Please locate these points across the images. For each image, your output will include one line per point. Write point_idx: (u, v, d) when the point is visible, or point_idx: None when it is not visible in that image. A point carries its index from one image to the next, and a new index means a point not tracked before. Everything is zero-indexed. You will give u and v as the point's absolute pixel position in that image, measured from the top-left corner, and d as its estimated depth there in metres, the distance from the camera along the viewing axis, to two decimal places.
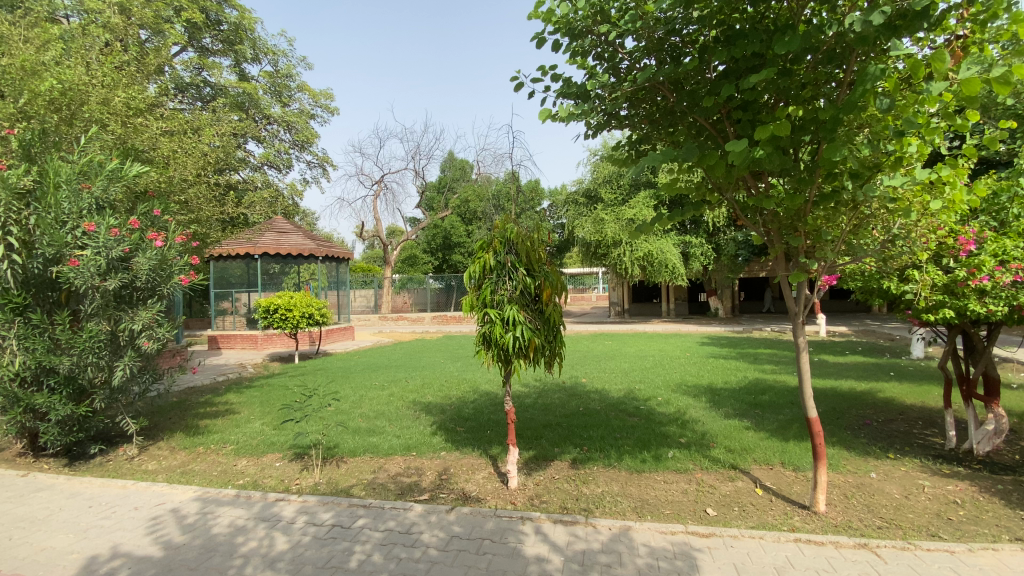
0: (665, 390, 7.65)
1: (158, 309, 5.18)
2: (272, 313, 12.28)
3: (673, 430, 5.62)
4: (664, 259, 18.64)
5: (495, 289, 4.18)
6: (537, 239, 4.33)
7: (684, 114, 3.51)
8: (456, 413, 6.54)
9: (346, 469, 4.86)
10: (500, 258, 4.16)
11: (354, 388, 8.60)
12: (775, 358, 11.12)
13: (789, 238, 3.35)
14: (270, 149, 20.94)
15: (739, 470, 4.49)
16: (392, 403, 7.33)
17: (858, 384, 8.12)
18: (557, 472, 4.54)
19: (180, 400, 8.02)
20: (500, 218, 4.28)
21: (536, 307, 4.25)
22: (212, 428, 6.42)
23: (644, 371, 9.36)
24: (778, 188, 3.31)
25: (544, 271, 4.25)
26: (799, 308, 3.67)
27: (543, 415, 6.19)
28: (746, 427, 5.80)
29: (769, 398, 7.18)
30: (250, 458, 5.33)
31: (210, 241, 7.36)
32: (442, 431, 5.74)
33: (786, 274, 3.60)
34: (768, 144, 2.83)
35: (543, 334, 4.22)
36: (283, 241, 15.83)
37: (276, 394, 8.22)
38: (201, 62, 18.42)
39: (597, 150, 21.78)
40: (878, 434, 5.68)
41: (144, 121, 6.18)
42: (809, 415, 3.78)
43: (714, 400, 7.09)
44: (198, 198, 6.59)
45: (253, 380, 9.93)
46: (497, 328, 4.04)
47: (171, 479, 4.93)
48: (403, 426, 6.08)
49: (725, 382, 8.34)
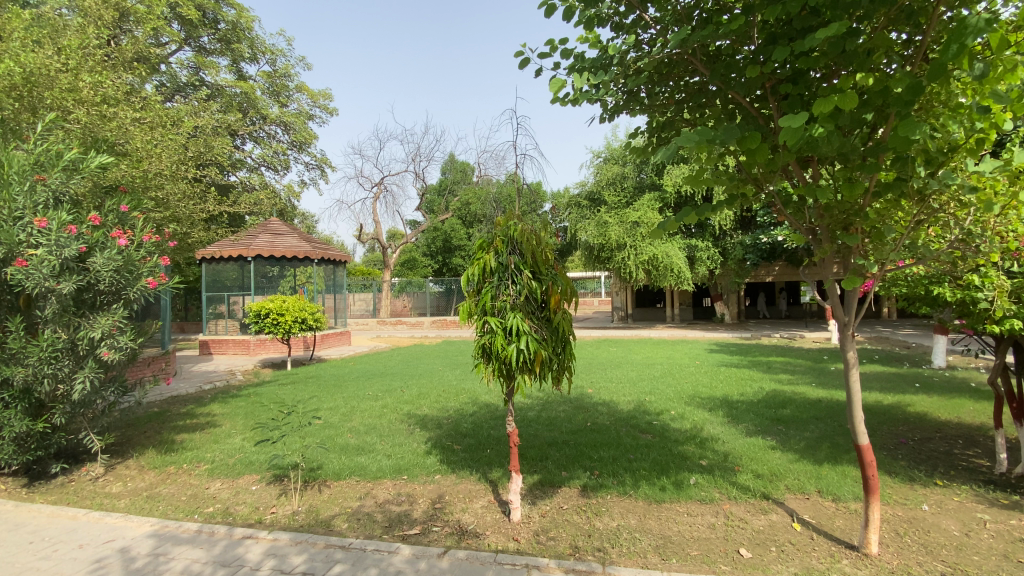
0: (678, 403, 7.14)
1: (121, 315, 4.65)
2: (263, 318, 11.78)
3: (691, 450, 5.10)
4: (669, 263, 18.16)
5: (497, 295, 3.68)
6: (544, 238, 3.81)
7: (718, 92, 3.03)
8: (453, 429, 6.03)
9: (329, 495, 4.36)
10: (502, 259, 3.67)
11: (346, 398, 8.10)
12: (790, 366, 10.61)
13: (842, 236, 2.85)
14: (268, 150, 20.54)
15: (771, 500, 3.96)
16: (384, 417, 6.81)
17: (884, 396, 7.58)
18: (565, 501, 4.02)
19: (159, 412, 7.54)
20: (502, 214, 3.79)
21: (543, 315, 3.76)
22: (187, 443, 5.91)
23: (653, 381, 8.83)
24: (830, 177, 2.83)
25: (552, 275, 3.77)
26: (849, 316, 3.15)
27: (548, 432, 5.67)
28: (772, 446, 5.29)
29: (791, 413, 6.67)
30: (225, 480, 4.82)
31: (188, 243, 6.87)
32: (437, 450, 5.23)
33: (835, 280, 3.09)
34: (829, 120, 2.35)
35: (550, 346, 3.72)
36: (278, 242, 15.35)
37: (262, 405, 7.70)
38: (198, 61, 18.00)
39: (599, 152, 21.35)
40: (918, 456, 5.15)
41: (113, 110, 5.72)
42: (859, 442, 3.27)
43: (732, 415, 6.58)
44: (174, 194, 6.11)
45: (241, 389, 9.44)
46: (498, 338, 3.52)
47: (134, 506, 4.42)
48: (395, 443, 5.58)
49: (742, 394, 7.81)
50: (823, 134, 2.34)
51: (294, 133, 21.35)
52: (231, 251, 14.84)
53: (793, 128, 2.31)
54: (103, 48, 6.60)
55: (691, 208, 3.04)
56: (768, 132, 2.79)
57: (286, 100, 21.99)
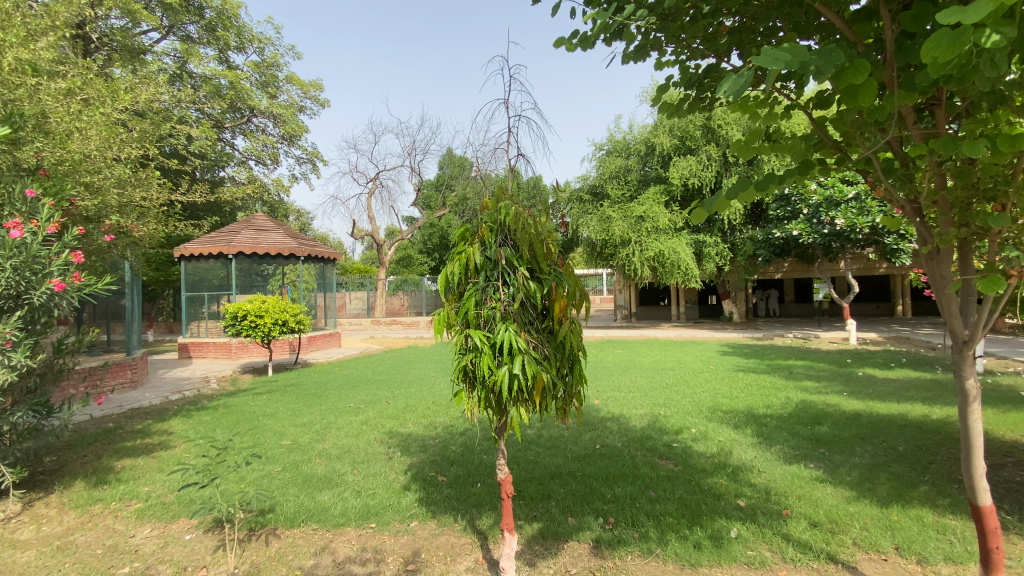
0: (697, 418, 6.27)
1: (16, 324, 3.74)
2: (240, 319, 10.84)
3: (724, 484, 4.23)
4: (676, 259, 17.22)
5: (483, 301, 2.79)
6: (545, 226, 2.89)
7: (792, 18, 2.21)
8: (439, 453, 5.13)
9: (277, 549, 3.49)
10: (489, 252, 2.79)
11: (322, 412, 7.21)
12: (813, 372, 9.73)
13: (983, 216, 2.01)
14: (256, 144, 19.56)
15: (840, 564, 3.07)
16: (362, 437, 5.92)
17: (928, 409, 6.70)
18: (575, 563, 3.14)
19: (109, 430, 6.68)
20: (491, 193, 2.90)
21: (543, 325, 2.88)
22: (128, 472, 5.06)
23: (666, 390, 7.96)
24: (960, 129, 2.01)
25: (555, 273, 2.87)
26: (971, 330, 2.32)
27: (550, 458, 4.79)
28: (818, 478, 4.41)
29: (829, 431, 5.78)
30: (156, 527, 3.95)
31: (134, 238, 6.04)
32: (418, 484, 4.35)
33: (956, 280, 2.24)
34: (1006, 23, 1.50)
35: (553, 367, 2.81)
36: (261, 239, 14.49)
37: (228, 421, 6.87)
38: (181, 50, 17.01)
39: (601, 144, 20.46)
40: (994, 491, 4.26)
41: (22, 77, 4.81)
42: (981, 503, 2.42)
43: (763, 434, 5.69)
44: (108, 178, 5.24)
45: (211, 399, 8.58)
46: (484, 360, 2.62)
47: (36, 562, 3.54)
48: (370, 473, 4.70)
49: (768, 406, 6.93)
50: (1000, 45, 1.48)
51: (283, 126, 20.37)
52: (210, 248, 13.94)
53: (951, 37, 1.46)
54: (27, 14, 5.66)
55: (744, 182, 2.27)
56: (873, 62, 1.95)
57: (276, 92, 20.99)
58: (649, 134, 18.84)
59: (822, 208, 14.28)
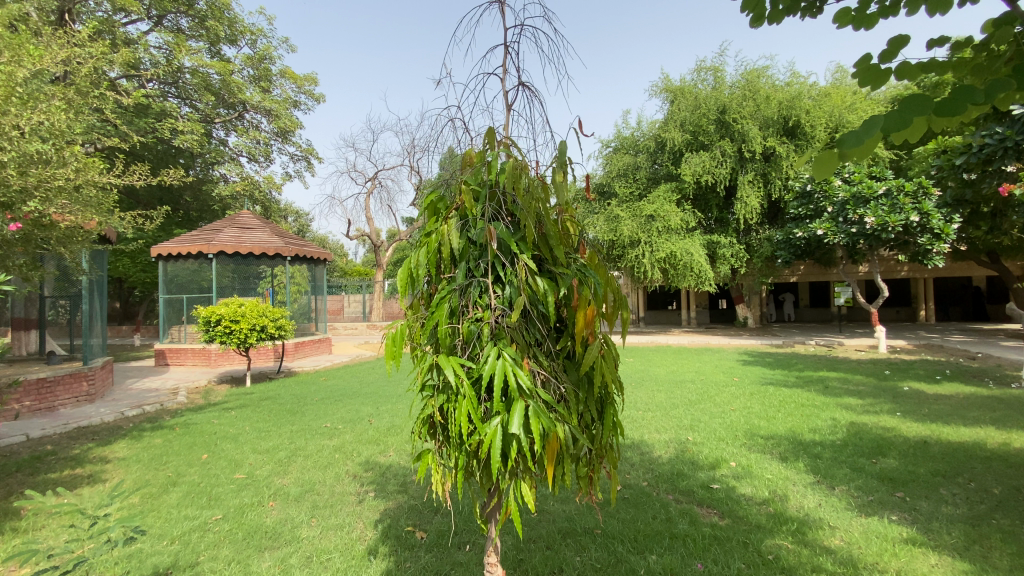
0: (734, 447, 5.24)
1: None
2: (213, 325, 9.85)
3: (793, 549, 3.20)
4: (688, 261, 16.20)
5: (463, 310, 1.80)
6: (561, 187, 1.88)
7: None
8: (420, 496, 4.11)
9: None
10: (474, 232, 1.82)
11: (292, 435, 6.21)
12: (851, 385, 8.69)
13: None
14: (247, 139, 18.66)
15: None
16: (332, 468, 4.92)
17: (1005, 435, 5.63)
18: None
19: (38, 455, 5.68)
20: (478, 139, 1.93)
21: (558, 347, 1.89)
22: (33, 516, 4.07)
23: (688, 408, 6.96)
24: None
25: (576, 264, 1.87)
26: None
27: (560, 505, 3.79)
28: (910, 539, 3.37)
29: (896, 465, 4.74)
30: None
31: (65, 229, 5.13)
32: (389, 546, 3.33)
33: None
34: None
35: (574, 414, 1.81)
36: (245, 237, 13.59)
37: (181, 446, 5.87)
38: (167, 40, 16.09)
39: (609, 140, 19.45)
40: None
41: None
42: None
43: (818, 468, 4.65)
44: (15, 154, 4.29)
45: (173, 416, 7.59)
46: (463, 410, 1.60)
47: None
48: (330, 525, 3.69)
49: (813, 430, 5.90)
50: None
51: (276, 121, 19.38)
52: (189, 247, 13.01)
53: None
54: None
55: (927, 95, 1.40)
56: None
57: (270, 86, 20.03)
58: (659, 130, 17.84)
59: (850, 205, 13.26)
